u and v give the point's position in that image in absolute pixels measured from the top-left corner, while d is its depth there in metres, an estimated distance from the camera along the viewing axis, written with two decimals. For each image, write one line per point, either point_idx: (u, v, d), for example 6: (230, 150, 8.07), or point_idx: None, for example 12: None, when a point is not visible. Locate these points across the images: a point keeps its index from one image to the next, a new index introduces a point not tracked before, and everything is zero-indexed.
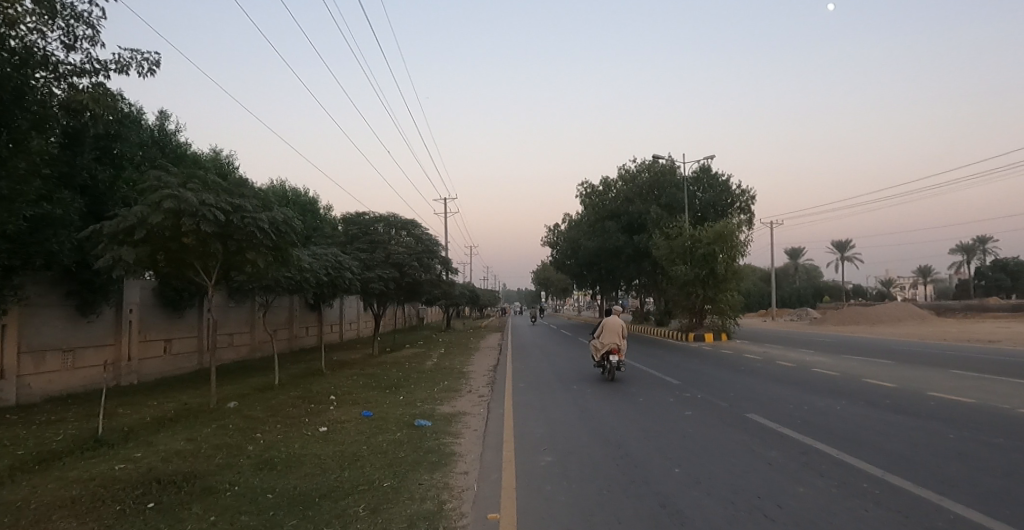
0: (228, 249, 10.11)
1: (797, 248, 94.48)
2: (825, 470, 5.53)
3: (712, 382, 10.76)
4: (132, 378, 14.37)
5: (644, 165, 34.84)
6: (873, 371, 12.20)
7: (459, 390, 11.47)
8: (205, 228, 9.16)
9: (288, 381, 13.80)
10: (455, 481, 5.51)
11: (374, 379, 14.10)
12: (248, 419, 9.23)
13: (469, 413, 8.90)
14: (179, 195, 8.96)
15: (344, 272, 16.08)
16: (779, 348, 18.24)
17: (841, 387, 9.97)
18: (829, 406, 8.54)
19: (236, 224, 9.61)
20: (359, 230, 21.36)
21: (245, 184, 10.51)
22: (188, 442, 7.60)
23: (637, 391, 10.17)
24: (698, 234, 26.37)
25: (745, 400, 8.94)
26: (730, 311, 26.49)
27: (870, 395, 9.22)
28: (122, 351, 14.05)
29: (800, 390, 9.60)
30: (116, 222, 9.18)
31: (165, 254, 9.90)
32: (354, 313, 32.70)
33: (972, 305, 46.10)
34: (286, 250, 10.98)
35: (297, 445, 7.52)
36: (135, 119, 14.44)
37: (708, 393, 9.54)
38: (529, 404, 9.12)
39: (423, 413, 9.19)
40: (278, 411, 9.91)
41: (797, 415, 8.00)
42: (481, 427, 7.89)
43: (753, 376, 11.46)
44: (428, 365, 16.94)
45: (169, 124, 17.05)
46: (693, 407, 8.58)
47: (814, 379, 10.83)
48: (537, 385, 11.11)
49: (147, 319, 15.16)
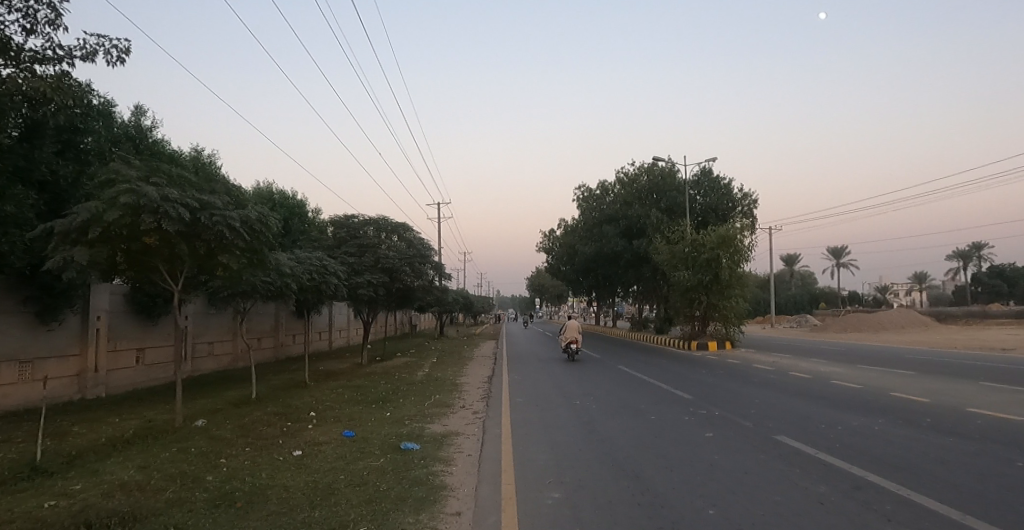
0: (196, 250, 9.15)
1: (793, 255, 93.84)
2: (890, 512, 4.63)
3: (729, 398, 9.85)
4: (99, 391, 13.31)
5: (643, 168, 34.06)
6: (897, 383, 11.41)
7: (452, 405, 10.54)
8: (167, 226, 8.18)
9: (267, 394, 12.83)
10: (446, 525, 4.56)
11: (360, 391, 13.13)
12: (214, 441, 8.23)
13: (462, 434, 7.95)
14: (138, 189, 8.00)
15: (330, 277, 15.12)
16: (790, 358, 17.37)
17: (871, 402, 9.16)
18: (865, 426, 7.66)
19: (204, 222, 8.63)
20: (347, 233, 20.35)
21: (216, 179, 9.55)
22: (139, 471, 6.60)
23: (647, 407, 9.27)
24: (700, 238, 25.56)
25: (769, 418, 8.06)
26: (735, 319, 25.70)
27: (906, 413, 8.41)
28: (88, 362, 13.00)
29: (829, 407, 8.72)
30: (70, 219, 8.22)
31: (125, 256, 8.92)
32: (344, 319, 31.81)
33: (974, 312, 45.58)
34: (262, 253, 10.05)
35: (264, 474, 6.53)
36: (105, 113, 13.46)
37: (725, 410, 8.69)
38: (530, 425, 8.22)
39: (412, 433, 8.26)
40: (250, 430, 8.91)
41: (832, 437, 7.14)
42: (476, 452, 6.94)
43: (770, 389, 10.65)
44: (418, 376, 15.98)
45: (145, 120, 16.08)
46: (712, 427, 7.70)
47: (838, 393, 10.04)
48: (536, 401, 10.21)
49: (117, 326, 14.14)
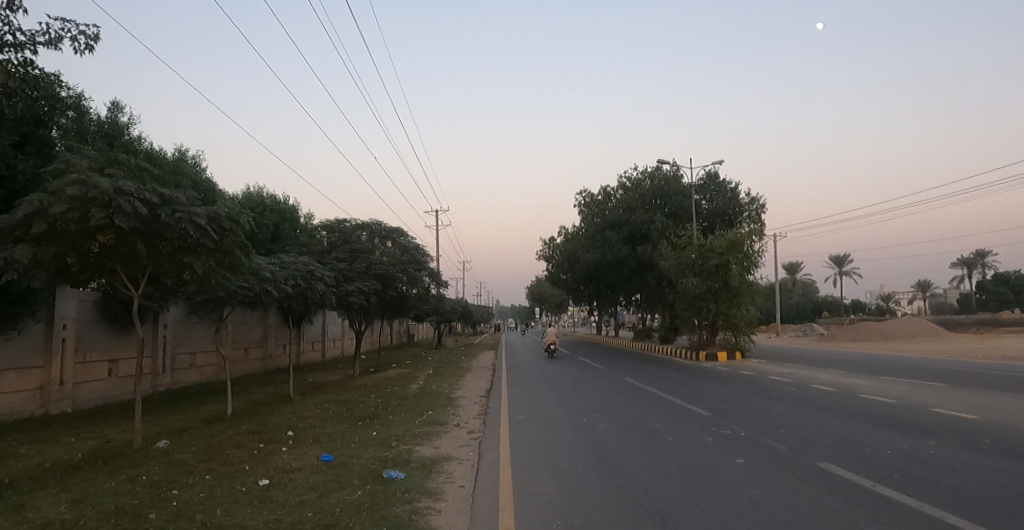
0: (157, 251, 8.20)
1: (795, 263, 92.72)
2: None
3: (752, 415, 8.84)
4: (65, 406, 12.30)
5: (647, 173, 33.20)
6: (934, 397, 10.44)
7: (445, 423, 9.52)
8: (120, 222, 7.27)
9: (245, 409, 11.84)
10: None
11: (347, 406, 12.12)
12: (171, 467, 7.21)
13: (454, 460, 6.93)
14: (88, 180, 7.09)
15: (316, 282, 14.14)
16: (806, 369, 16.39)
17: (914, 420, 8.17)
18: (917, 449, 6.66)
19: (164, 219, 7.70)
20: (338, 237, 19.34)
21: (183, 172, 8.62)
22: (72, 506, 5.59)
23: (663, 426, 8.24)
24: (709, 243, 24.61)
25: (806, 440, 7.04)
26: (745, 328, 24.72)
27: (959, 433, 7.44)
28: (53, 374, 11.99)
29: (868, 426, 7.72)
30: (11, 215, 7.30)
31: (77, 257, 7.97)
32: (338, 329, 30.86)
33: (984, 320, 44.57)
34: (234, 254, 9.12)
35: (218, 510, 5.49)
36: (73, 106, 12.51)
37: (752, 430, 7.71)
38: (531, 450, 7.21)
39: (398, 458, 7.24)
40: (216, 453, 7.88)
41: (885, 464, 6.12)
42: (470, 483, 5.95)
43: (796, 405, 9.66)
44: (411, 389, 14.97)
45: (122, 117, 15.21)
46: (742, 452, 6.71)
47: (874, 409, 9.05)
48: (538, 421, 9.22)
49: (85, 336, 13.14)
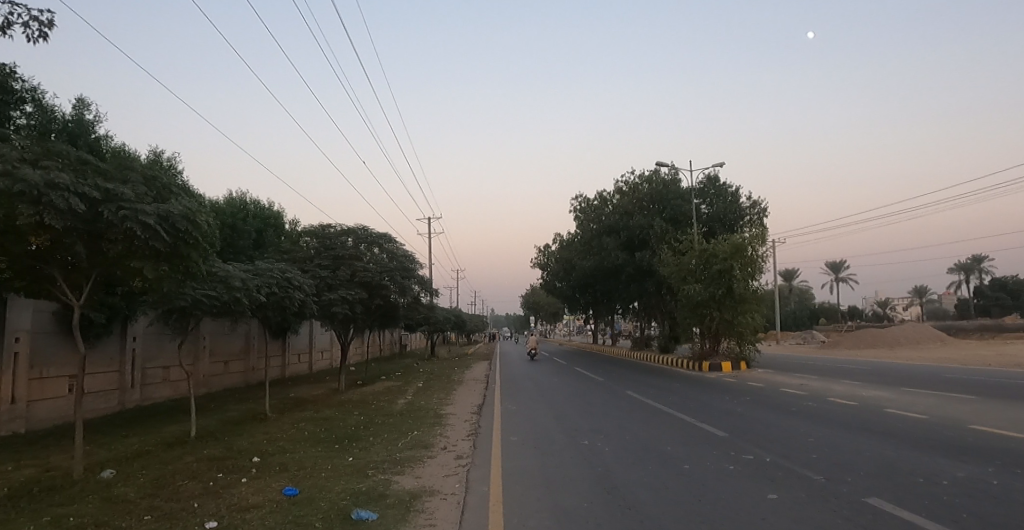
0: (101, 254, 7.24)
1: (792, 270, 92.23)
2: None
3: (773, 436, 7.93)
4: (17, 427, 11.22)
5: (645, 177, 32.46)
6: (971, 412, 9.55)
7: (432, 447, 8.56)
8: (52, 220, 6.31)
9: (215, 430, 10.83)
10: None
11: (326, 426, 11.14)
12: (110, 505, 6.18)
13: (437, 495, 5.94)
14: (13, 171, 6.12)
15: (294, 290, 13.17)
16: (818, 379, 15.52)
17: (960, 442, 7.23)
18: (981, 478, 5.74)
19: (106, 217, 6.75)
20: (322, 243, 18.37)
21: (134, 166, 7.66)
22: None
23: (676, 451, 7.31)
24: (712, 248, 23.77)
25: (846, 470, 6.07)
26: (750, 336, 23.86)
27: (1016, 456, 6.53)
28: (4, 392, 10.94)
29: (911, 449, 6.79)
30: None
31: (7, 260, 6.99)
32: (327, 341, 29.84)
33: (988, 325, 43.93)
34: (192, 259, 8.16)
35: None
36: (28, 100, 11.54)
37: (779, 455, 6.79)
38: (527, 483, 6.22)
39: (372, 492, 6.22)
40: (165, 487, 6.85)
41: (948, 501, 5.13)
42: (454, 526, 4.98)
43: (819, 423, 8.76)
44: (398, 405, 14.01)
45: (88, 114, 14.30)
46: (772, 482, 5.79)
47: (910, 428, 8.15)
48: (535, 445, 8.25)
49: (41, 350, 12.09)
